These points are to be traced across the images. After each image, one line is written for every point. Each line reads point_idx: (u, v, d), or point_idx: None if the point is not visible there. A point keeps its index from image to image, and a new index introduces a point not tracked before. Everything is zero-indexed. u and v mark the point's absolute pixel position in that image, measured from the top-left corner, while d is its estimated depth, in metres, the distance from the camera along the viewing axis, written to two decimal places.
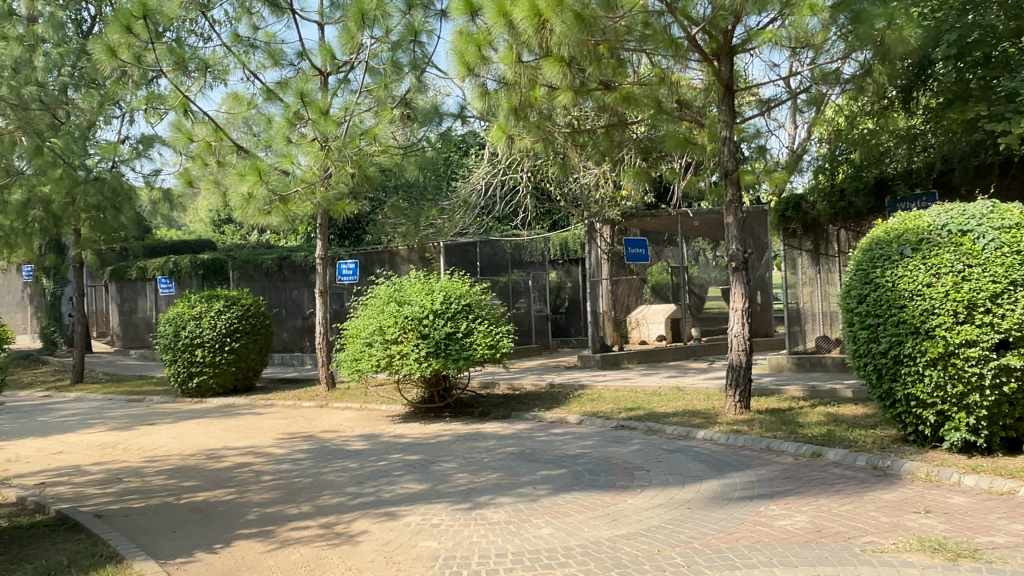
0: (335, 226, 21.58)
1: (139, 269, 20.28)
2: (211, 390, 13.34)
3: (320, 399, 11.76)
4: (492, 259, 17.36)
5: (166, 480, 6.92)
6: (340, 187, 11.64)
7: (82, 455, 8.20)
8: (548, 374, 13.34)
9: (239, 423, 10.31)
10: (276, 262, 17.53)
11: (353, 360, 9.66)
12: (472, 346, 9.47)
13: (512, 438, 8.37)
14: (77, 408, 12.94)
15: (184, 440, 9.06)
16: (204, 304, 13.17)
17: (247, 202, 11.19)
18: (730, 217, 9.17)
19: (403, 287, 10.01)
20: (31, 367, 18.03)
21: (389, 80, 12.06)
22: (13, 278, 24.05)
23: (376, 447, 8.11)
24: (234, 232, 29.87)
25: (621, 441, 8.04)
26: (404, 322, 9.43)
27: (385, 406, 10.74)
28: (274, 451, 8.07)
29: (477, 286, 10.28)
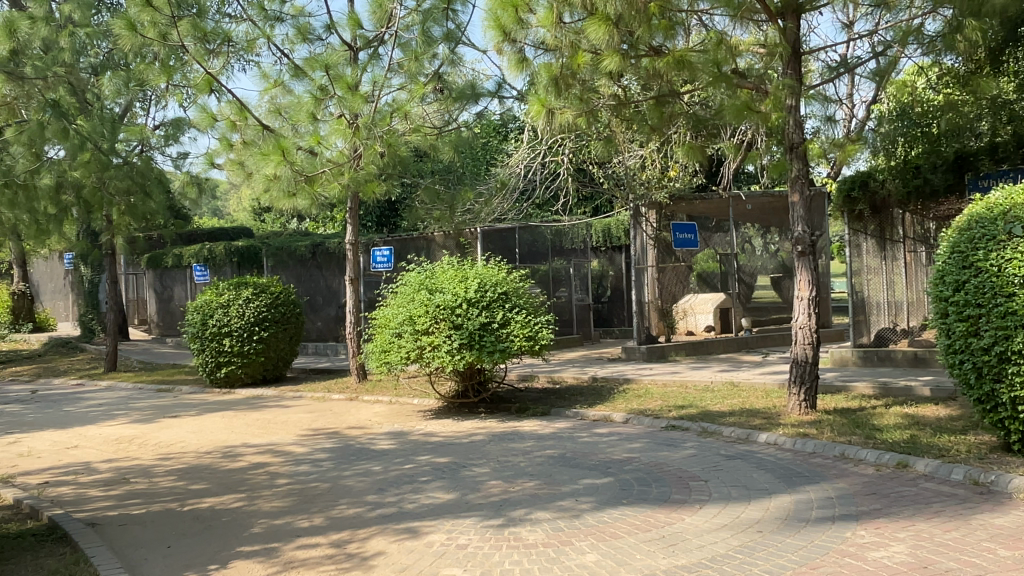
0: (372, 214, 21.06)
1: (175, 257, 20.04)
2: (240, 381, 12.91)
3: (349, 391, 11.19)
4: (532, 246, 16.64)
5: (174, 482, 6.35)
6: (370, 168, 11.01)
7: (96, 451, 7.69)
8: (590, 367, 12.54)
9: (264, 416, 9.78)
10: (310, 249, 17.06)
11: (381, 352, 9.01)
12: (509, 338, 8.76)
13: (552, 439, 7.64)
14: (105, 398, 12.61)
15: (203, 435, 8.53)
16: (232, 292, 12.72)
17: (272, 183, 10.60)
18: (796, 195, 8.26)
19: (435, 273, 9.30)
20: (68, 355, 17.96)
21: (421, 53, 11.31)
22: (56, 266, 24.25)
23: (404, 447, 7.46)
24: (275, 220, 29.80)
25: (673, 446, 7.23)
26: (436, 312, 8.74)
27: (417, 400, 10.12)
28: (294, 450, 7.47)
29: (515, 273, 9.56)
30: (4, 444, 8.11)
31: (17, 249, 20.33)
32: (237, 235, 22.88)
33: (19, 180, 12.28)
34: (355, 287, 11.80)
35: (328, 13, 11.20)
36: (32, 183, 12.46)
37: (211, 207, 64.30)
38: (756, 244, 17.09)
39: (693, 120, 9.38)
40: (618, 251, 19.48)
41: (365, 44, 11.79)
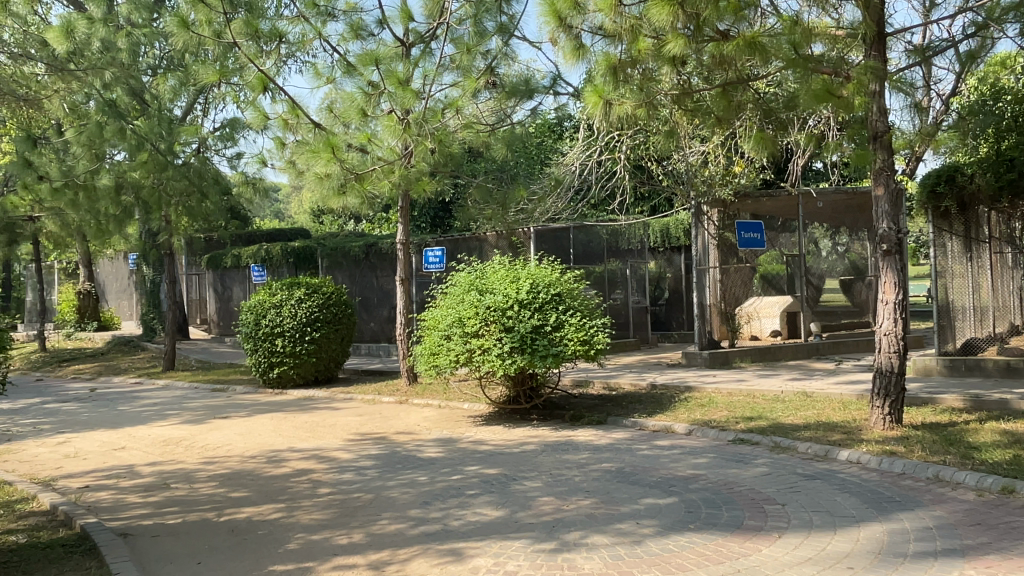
0: (425, 215, 20.96)
1: (233, 257, 20.29)
2: (292, 382, 12.78)
3: (400, 394, 10.89)
4: (587, 247, 16.11)
5: (214, 488, 6.10)
6: (421, 165, 10.70)
7: (142, 453, 7.54)
8: (649, 372, 11.94)
9: (312, 419, 9.55)
10: (364, 249, 16.94)
11: (430, 355, 8.64)
12: (562, 342, 8.29)
13: (610, 451, 7.12)
14: (160, 397, 12.65)
15: (250, 438, 8.32)
16: (285, 292, 12.60)
17: (322, 181, 10.41)
18: (880, 188, 7.56)
19: (486, 274, 8.90)
20: (130, 353, 18.30)
21: (474, 45, 10.96)
22: (121, 266, 24.92)
23: (452, 455, 7.07)
24: (332, 222, 30.08)
25: (744, 463, 6.62)
26: (486, 314, 8.34)
27: (468, 404, 9.74)
28: (340, 456, 7.15)
29: (569, 273, 9.09)
30: (54, 444, 8.07)
31: (84, 249, 20.94)
32: (294, 235, 23.08)
33: (79, 181, 13.32)
34: (406, 289, 11.48)
35: (380, 8, 10.95)
36: (93, 184, 13.45)
37: (272, 210, 65.84)
38: (824, 244, 16.18)
39: (761, 109, 8.75)
40: (677, 252, 18.80)
41: (417, 39, 11.49)
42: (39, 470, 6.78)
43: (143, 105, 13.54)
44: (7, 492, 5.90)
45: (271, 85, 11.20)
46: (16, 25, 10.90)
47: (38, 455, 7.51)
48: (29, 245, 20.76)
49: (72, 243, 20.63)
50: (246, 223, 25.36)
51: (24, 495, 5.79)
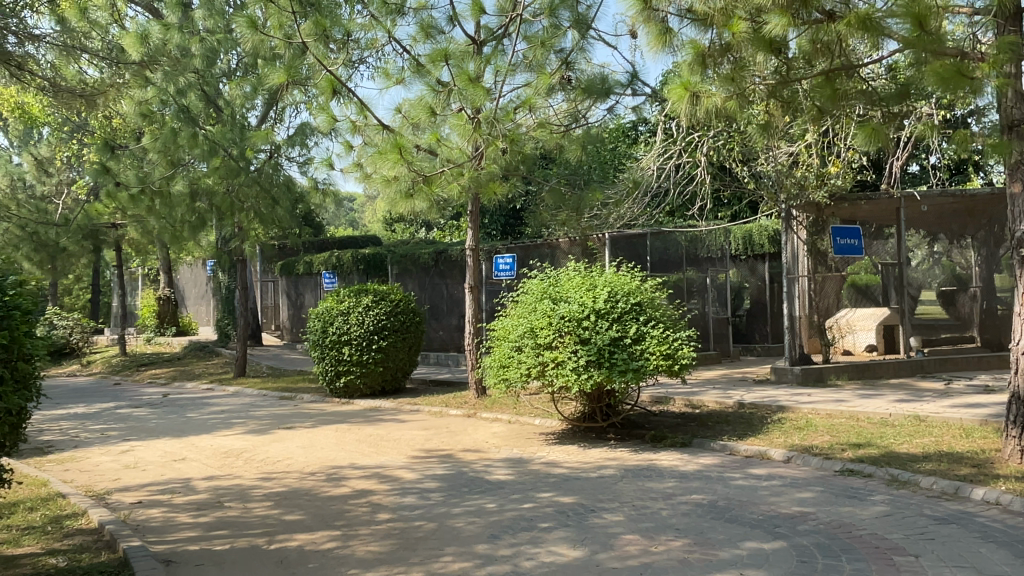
0: (496, 221, 20.60)
1: (305, 264, 20.36)
2: (359, 392, 12.44)
3: (467, 407, 10.36)
4: (664, 254, 15.28)
5: (269, 509, 5.68)
6: (492, 167, 10.18)
7: (201, 465, 7.24)
8: (735, 389, 11.03)
9: (377, 431, 9.12)
10: (433, 256, 16.59)
11: (499, 367, 8.07)
12: (644, 356, 7.57)
13: (699, 481, 6.35)
14: (229, 404, 12.55)
15: (312, 451, 7.93)
16: (352, 299, 12.29)
17: (389, 184, 10.04)
18: (1017, 185, 6.57)
19: (559, 280, 8.29)
20: (205, 359, 18.53)
21: (551, 38, 10.44)
22: (201, 272, 25.54)
23: (524, 479, 6.46)
24: (405, 230, 30.11)
25: (858, 500, 5.74)
26: (560, 324, 7.73)
27: (539, 420, 9.12)
28: (403, 475, 6.64)
29: (650, 282, 8.38)
30: (117, 453, 7.90)
31: (164, 255, 21.49)
32: (366, 242, 23.11)
33: (155, 187, 13.76)
34: (475, 296, 10.97)
35: (451, 4, 10.54)
36: (168, 190, 13.80)
37: (346, 219, 67.20)
38: (917, 254, 14.09)
39: (870, 98, 7.83)
40: (761, 260, 17.73)
41: (489, 36, 11.05)
42: (97, 482, 6.55)
43: (217, 111, 13.59)
44: (60, 505, 5.64)
45: (340, 88, 10.95)
46: (96, 33, 11.04)
47: (99, 464, 7.32)
48: (114, 251, 21.45)
49: (152, 249, 21.19)
50: (319, 230, 25.59)
51: (75, 510, 5.51)
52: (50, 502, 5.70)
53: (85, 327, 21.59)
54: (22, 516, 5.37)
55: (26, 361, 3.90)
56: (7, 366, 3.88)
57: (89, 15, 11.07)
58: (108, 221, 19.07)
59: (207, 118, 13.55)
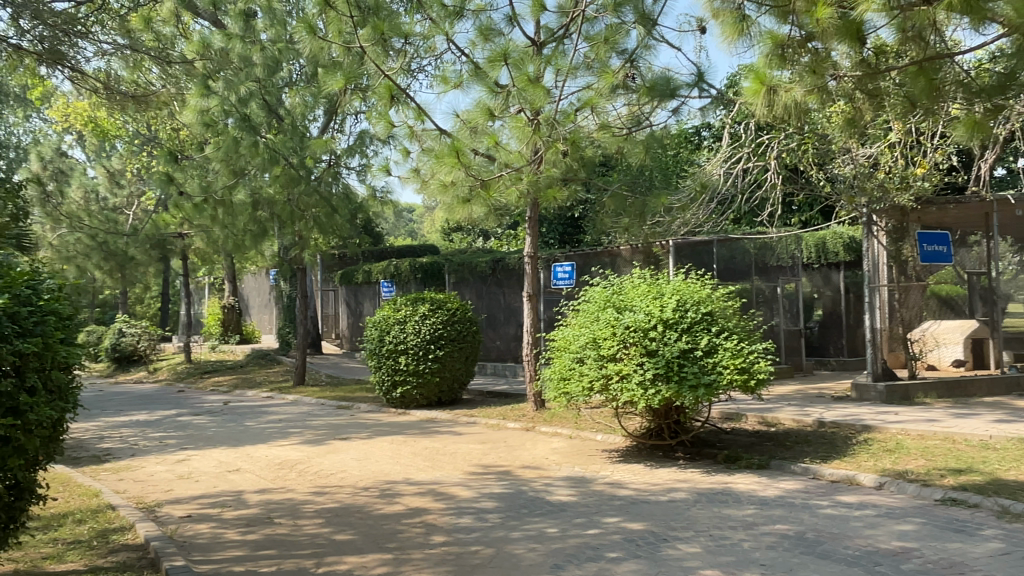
0: (554, 230, 20.23)
1: (363, 273, 20.37)
2: (415, 402, 12.19)
3: (526, 420, 9.96)
4: (731, 262, 14.59)
5: (319, 526, 5.39)
6: (552, 171, 9.79)
7: (253, 477, 7.05)
8: (813, 407, 10.31)
9: (433, 443, 8.80)
10: (491, 265, 16.29)
11: (559, 380, 7.62)
12: (716, 370, 7.02)
13: (782, 509, 5.77)
14: (287, 413, 12.47)
15: (366, 464, 7.66)
16: (409, 307, 12.06)
17: (446, 190, 9.78)
18: None
19: (623, 288, 7.81)
20: (266, 366, 18.70)
21: (614, 35, 9.98)
22: (263, 281, 25.96)
23: (588, 500, 6.02)
24: (463, 239, 30.01)
25: (967, 534, 5.09)
26: (624, 334, 7.23)
27: (602, 436, 8.66)
28: (460, 493, 6.28)
29: (721, 290, 7.82)
30: (173, 463, 7.80)
31: (228, 264, 21.88)
32: (424, 252, 23.04)
33: (218, 197, 13.88)
34: (533, 305, 10.60)
35: (511, 5, 10.25)
36: (230, 199, 13.94)
37: (406, 231, 67.85)
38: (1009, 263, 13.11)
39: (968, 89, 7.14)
40: (834, 269, 16.82)
41: (548, 37, 10.74)
42: (149, 493, 6.42)
43: (277, 120, 13.65)
44: (109, 518, 5.49)
45: (398, 93, 10.78)
46: (161, 44, 11.19)
47: (153, 474, 7.21)
48: (181, 260, 21.94)
49: (217, 259, 21.58)
50: (378, 239, 25.68)
51: (123, 524, 5.34)
52: (100, 515, 5.57)
53: (153, 334, 22.24)
54: (70, 529, 5.23)
55: (61, 371, 3.68)
56: (41, 376, 3.67)
57: (155, 27, 11.22)
58: (175, 231, 19.50)
59: (267, 127, 13.61)
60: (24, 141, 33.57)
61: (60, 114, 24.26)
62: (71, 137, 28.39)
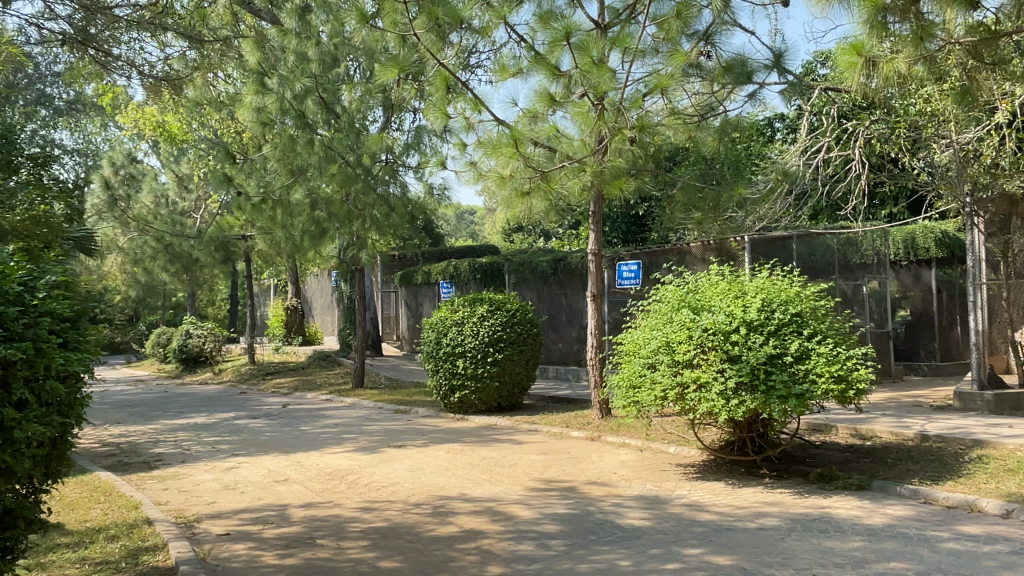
0: (618, 228, 19.44)
1: (423, 274, 20.04)
2: (474, 408, 11.65)
3: (591, 429, 9.27)
4: (812, 259, 13.50)
5: (363, 550, 4.86)
6: (618, 161, 8.97)
7: (300, 489, 6.61)
8: (912, 418, 9.27)
9: (492, 453, 8.21)
10: (552, 264, 15.60)
11: (627, 387, 6.89)
12: (808, 379, 6.20)
13: (894, 542, 4.94)
14: (344, 417, 12.12)
15: (420, 475, 7.13)
16: (467, 308, 11.59)
17: (503, 183, 9.20)
18: None
19: (698, 286, 7.05)
20: (326, 368, 18.57)
21: (687, 9, 9.13)
22: (325, 282, 26.07)
23: (665, 525, 5.31)
24: (524, 239, 29.51)
25: None
26: (702, 337, 6.48)
27: (674, 448, 7.91)
28: (519, 513, 5.65)
29: (810, 287, 6.98)
30: (221, 472, 7.46)
31: (290, 266, 21.92)
32: (484, 252, 22.57)
33: (276, 197, 13.73)
34: (598, 305, 9.93)
35: None
36: (287, 199, 13.74)
37: (467, 232, 67.81)
38: None
39: None
40: (924, 266, 15.54)
41: (614, 19, 10.03)
42: (191, 506, 6.04)
43: (333, 117, 13.30)
44: (143, 535, 5.11)
45: (454, 82, 10.20)
46: (215, 41, 11.02)
47: (199, 483, 6.88)
48: (244, 263, 22.13)
49: (280, 261, 21.63)
50: (439, 240, 25.37)
51: (156, 542, 4.94)
52: (135, 531, 5.20)
53: (218, 335, 22.52)
54: (101, 547, 4.86)
55: (54, 382, 3.34)
56: (33, 387, 3.35)
57: (209, 24, 11.07)
58: (238, 233, 19.54)
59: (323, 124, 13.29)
60: (103, 148, 34.85)
61: (132, 121, 24.90)
62: (144, 143, 29.21)
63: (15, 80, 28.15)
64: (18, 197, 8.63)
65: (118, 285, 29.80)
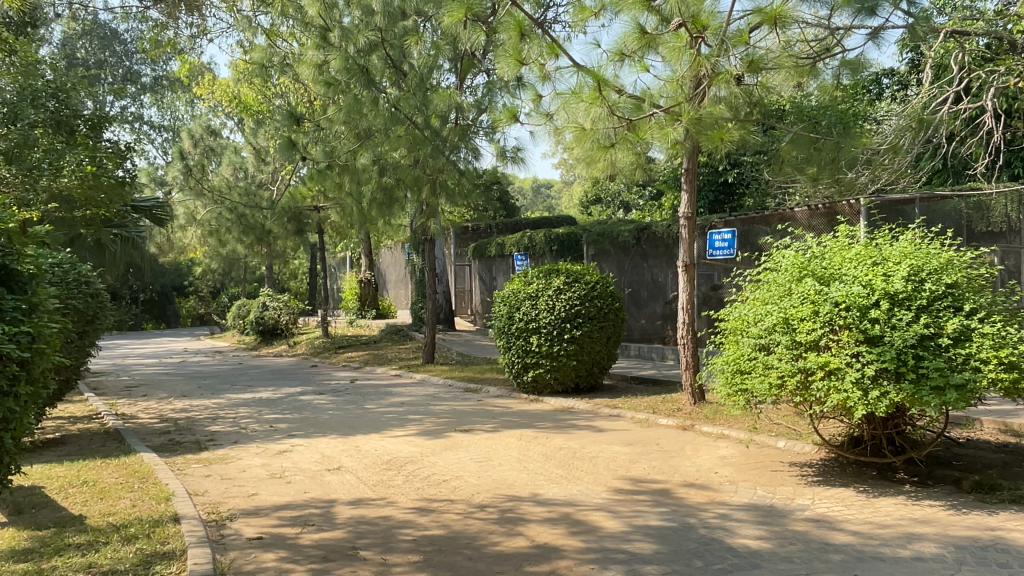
0: (704, 197, 17.93)
1: (496, 246, 19.09)
2: (550, 389, 10.65)
3: (682, 417, 8.14)
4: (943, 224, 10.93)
5: (410, 569, 3.97)
6: (718, 108, 7.67)
7: (352, 481, 5.81)
8: None
9: (570, 443, 7.22)
10: (634, 234, 14.19)
11: (733, 372, 5.77)
12: (972, 368, 4.91)
13: None
14: (412, 395, 11.40)
15: (488, 468, 6.21)
16: (542, 281, 10.61)
17: (582, 135, 8.03)
18: None
19: (824, 250, 5.79)
20: (398, 343, 18.02)
21: None
22: (400, 254, 25.64)
23: (791, 550, 4.19)
24: (603, 211, 28.24)
25: None
26: (831, 313, 5.27)
27: (784, 443, 6.74)
28: (604, 525, 4.64)
29: (966, 252, 5.60)
30: (271, 456, 6.76)
31: (363, 238, 21.49)
32: (560, 223, 21.47)
33: (342, 162, 13.05)
34: (690, 277, 8.72)
35: None
36: (353, 164, 13.06)
37: (544, 206, 66.54)
38: None
39: None
40: None
41: None
42: (228, 498, 5.33)
43: (400, 76, 12.42)
44: (164, 537, 4.40)
45: (530, 28, 9.02)
46: None
47: (245, 470, 6.20)
48: (318, 235, 21.84)
49: (352, 233, 21.06)
50: (512, 212, 24.39)
51: (175, 547, 4.22)
52: (156, 531, 4.50)
53: (294, 308, 22.41)
54: (112, 551, 4.17)
55: None
56: None
57: None
58: (311, 203, 19.17)
59: (390, 85, 12.47)
60: (188, 124, 35.52)
61: (209, 93, 24.99)
62: (224, 118, 29.46)
63: (103, 57, 28.79)
64: (64, 157, 8.99)
65: (202, 258, 30.36)
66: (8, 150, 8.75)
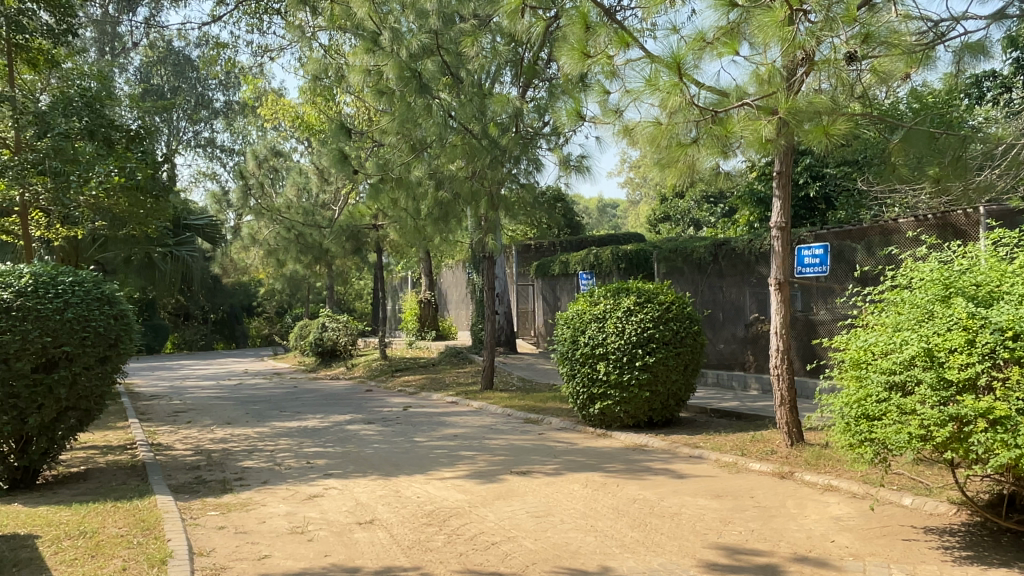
0: None
1: (561, 264, 18.10)
2: (619, 423, 9.48)
3: (778, 461, 6.89)
4: None
5: None
6: (818, 96, 6.50)
7: (382, 540, 4.87)
8: None
9: (645, 493, 6.10)
10: (711, 250, 13.02)
11: (856, 418, 4.58)
12: None
13: None
14: (467, 426, 10.45)
15: (547, 526, 5.16)
16: (610, 301, 9.57)
17: (655, 133, 6.99)
18: None
19: (974, 263, 4.57)
20: (457, 366, 17.14)
21: None
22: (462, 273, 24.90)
23: None
24: (674, 227, 26.92)
25: None
26: (995, 342, 4.04)
27: (911, 501, 5.45)
28: None
29: None
30: (300, 503, 5.88)
31: (423, 257, 20.87)
32: (628, 241, 20.31)
33: (395, 175, 12.34)
34: (784, 295, 7.50)
35: None
36: (407, 177, 12.29)
37: (610, 226, 65.17)
38: None
39: None
40: None
41: None
42: (235, 562, 4.46)
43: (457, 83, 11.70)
44: None
45: (595, 19, 8.10)
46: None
47: (266, 521, 5.34)
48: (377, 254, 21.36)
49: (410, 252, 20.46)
50: (577, 230, 23.34)
51: None
52: None
53: (353, 329, 21.91)
54: None
55: None
56: None
57: None
58: (369, 220, 18.68)
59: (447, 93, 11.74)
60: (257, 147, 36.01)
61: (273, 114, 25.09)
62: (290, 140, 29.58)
63: (175, 82, 29.51)
64: (95, 167, 8.83)
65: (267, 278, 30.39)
66: (40, 161, 8.51)
